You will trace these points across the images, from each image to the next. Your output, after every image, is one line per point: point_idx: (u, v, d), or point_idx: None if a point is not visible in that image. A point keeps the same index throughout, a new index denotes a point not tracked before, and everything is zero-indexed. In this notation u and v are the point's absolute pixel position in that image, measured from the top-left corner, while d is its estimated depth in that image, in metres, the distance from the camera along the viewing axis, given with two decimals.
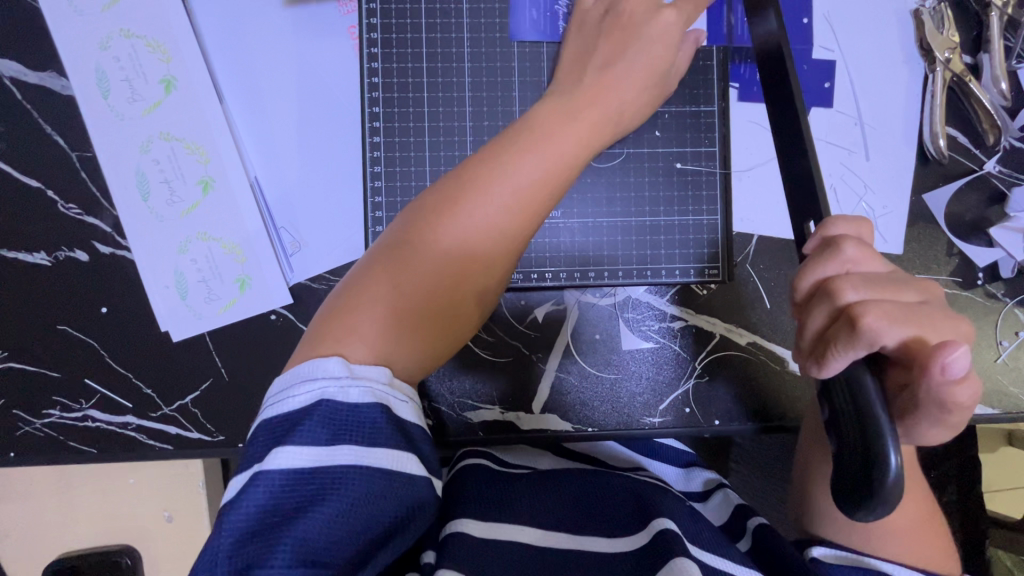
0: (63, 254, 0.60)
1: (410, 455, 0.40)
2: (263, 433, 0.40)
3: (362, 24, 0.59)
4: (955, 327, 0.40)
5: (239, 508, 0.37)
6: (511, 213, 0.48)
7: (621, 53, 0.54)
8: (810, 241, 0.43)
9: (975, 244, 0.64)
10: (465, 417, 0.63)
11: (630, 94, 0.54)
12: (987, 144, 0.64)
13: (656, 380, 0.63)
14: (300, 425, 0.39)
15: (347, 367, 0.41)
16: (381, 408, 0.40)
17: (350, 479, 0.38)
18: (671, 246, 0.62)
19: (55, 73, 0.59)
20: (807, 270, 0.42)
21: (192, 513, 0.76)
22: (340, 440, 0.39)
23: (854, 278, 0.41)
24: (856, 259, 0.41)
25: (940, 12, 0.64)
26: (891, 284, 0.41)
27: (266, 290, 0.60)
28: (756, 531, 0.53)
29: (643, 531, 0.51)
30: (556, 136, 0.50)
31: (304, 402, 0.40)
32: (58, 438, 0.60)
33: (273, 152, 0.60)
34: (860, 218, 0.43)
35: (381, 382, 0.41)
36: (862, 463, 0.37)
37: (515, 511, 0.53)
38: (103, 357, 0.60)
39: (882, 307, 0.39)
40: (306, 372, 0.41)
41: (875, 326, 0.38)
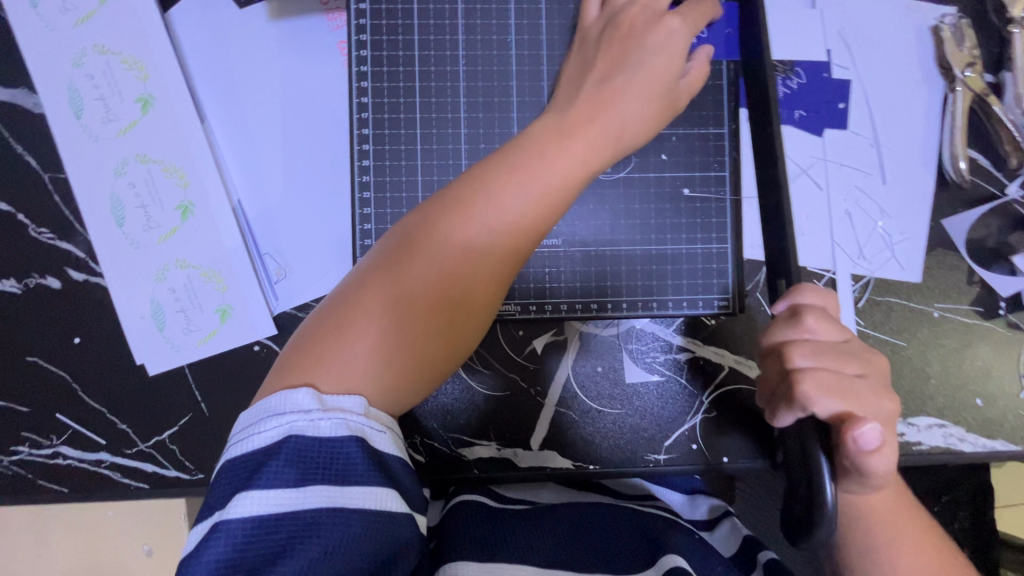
0: (34, 281, 0.57)
1: (389, 491, 0.37)
2: (226, 477, 0.37)
3: (350, 40, 0.56)
4: (882, 404, 0.42)
5: (202, 559, 0.35)
6: (497, 242, 0.44)
7: (620, 65, 0.50)
8: (777, 304, 0.45)
9: (997, 273, 0.61)
10: (459, 453, 0.59)
11: (632, 112, 0.49)
12: (1010, 166, 0.61)
13: (661, 414, 0.60)
14: (266, 466, 0.36)
15: (319, 398, 0.38)
16: (354, 442, 0.37)
17: (322, 522, 0.35)
18: (678, 274, 0.59)
19: (26, 90, 0.56)
20: (772, 331, 0.44)
21: (175, 547, 0.72)
22: (310, 481, 0.36)
23: (811, 346, 0.43)
24: (816, 329, 0.43)
25: (960, 28, 0.61)
26: (839, 356, 0.42)
27: (248, 320, 0.57)
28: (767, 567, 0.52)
29: (652, 568, 0.49)
30: (549, 157, 0.46)
31: (269, 440, 0.37)
32: (27, 475, 0.57)
33: (258, 176, 0.57)
34: (826, 291, 0.44)
35: (356, 414, 0.38)
36: (806, 506, 0.39)
37: (513, 547, 0.49)
38: (75, 391, 0.57)
39: (817, 379, 0.41)
40: (274, 407, 0.38)
41: (813, 395, 0.41)
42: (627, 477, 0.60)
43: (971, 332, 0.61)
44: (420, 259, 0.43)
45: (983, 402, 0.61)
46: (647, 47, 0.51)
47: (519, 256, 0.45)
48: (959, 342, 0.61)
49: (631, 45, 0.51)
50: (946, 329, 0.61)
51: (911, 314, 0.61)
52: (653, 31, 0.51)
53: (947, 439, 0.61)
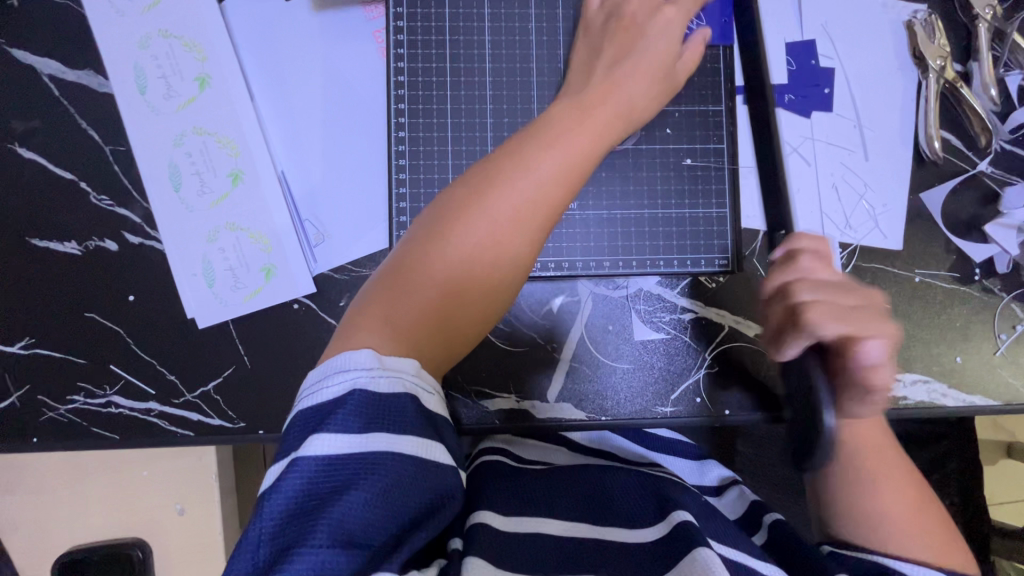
0: (93, 244, 0.62)
1: (438, 443, 0.42)
2: (300, 421, 0.41)
3: (388, 26, 0.62)
4: (883, 327, 0.49)
5: (279, 492, 0.39)
6: (532, 215, 0.49)
7: (627, 53, 0.58)
8: (777, 252, 0.52)
9: (972, 241, 0.67)
10: (481, 405, 0.64)
11: (639, 91, 0.57)
12: (979, 145, 0.68)
13: (668, 370, 0.65)
14: (333, 415, 0.40)
15: (378, 358, 0.42)
16: (409, 398, 0.42)
17: (382, 465, 0.40)
18: (682, 237, 0.65)
19: (92, 71, 0.62)
20: (772, 274, 0.51)
21: (206, 506, 0.76)
22: (372, 429, 0.40)
23: (809, 282, 0.49)
24: (811, 268, 0.50)
25: (931, 24, 0.68)
26: (839, 289, 0.49)
27: (290, 279, 0.62)
28: (771, 528, 0.57)
29: (662, 523, 0.51)
30: (572, 135, 0.52)
31: (335, 392, 0.42)
32: (81, 423, 0.61)
33: (302, 147, 0.63)
34: (818, 237, 0.52)
35: (410, 374, 0.43)
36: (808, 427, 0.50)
37: (536, 505, 0.54)
38: (128, 344, 0.61)
39: (823, 309, 0.48)
40: (338, 365, 0.42)
41: (817, 320, 0.48)
42: (636, 428, 0.65)
43: (949, 296, 0.67)
44: (462, 234, 0.48)
45: (962, 360, 0.67)
46: (648, 36, 0.58)
47: (552, 221, 0.51)
48: (939, 304, 0.67)
49: (636, 41, 0.58)
50: (926, 293, 0.67)
51: (894, 279, 0.67)
52: (652, 23, 0.59)
53: (931, 393, 0.66)
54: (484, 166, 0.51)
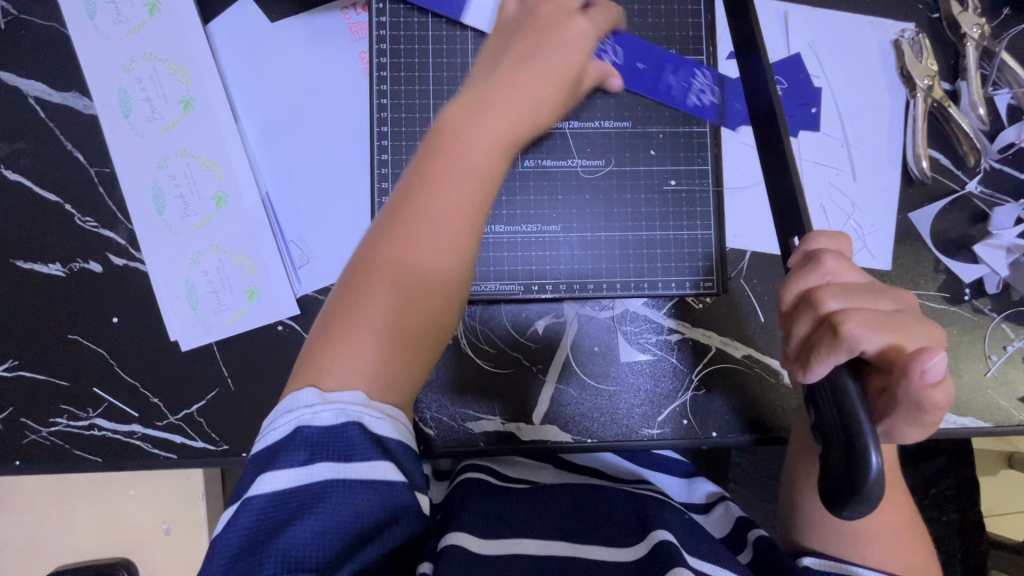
0: (78, 265, 0.62)
1: (389, 466, 0.41)
2: (251, 462, 0.42)
3: (372, 49, 0.63)
4: (930, 333, 0.43)
5: (228, 533, 0.39)
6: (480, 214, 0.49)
7: (535, 51, 0.54)
8: (794, 255, 0.47)
9: (961, 261, 0.67)
10: (467, 427, 0.64)
11: (557, 56, 0.55)
12: (968, 165, 0.67)
13: (653, 392, 0.64)
14: (280, 453, 0.41)
15: (320, 395, 0.42)
16: (354, 427, 0.41)
17: (330, 494, 0.40)
18: (667, 259, 0.65)
19: (78, 93, 0.62)
20: (792, 281, 0.46)
21: (192, 526, 0.76)
22: (317, 462, 0.40)
23: (836, 288, 0.44)
24: (836, 272, 0.45)
25: (919, 42, 0.68)
26: (868, 294, 0.44)
27: (274, 301, 0.62)
28: (756, 547, 0.55)
29: (643, 542, 0.52)
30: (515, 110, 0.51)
31: (282, 430, 0.42)
32: (63, 446, 0.61)
33: (285, 169, 0.63)
34: (839, 236, 0.47)
35: (355, 404, 0.42)
36: (845, 468, 0.38)
37: (514, 522, 0.54)
38: (112, 366, 0.61)
39: (860, 315, 0.42)
40: (284, 405, 0.42)
41: (856, 332, 0.41)
42: (622, 450, 0.65)
43: (939, 316, 0.66)
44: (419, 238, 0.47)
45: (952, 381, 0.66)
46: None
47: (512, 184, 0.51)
48: None
49: (544, 34, 0.55)
50: None
51: None
52: None
53: None
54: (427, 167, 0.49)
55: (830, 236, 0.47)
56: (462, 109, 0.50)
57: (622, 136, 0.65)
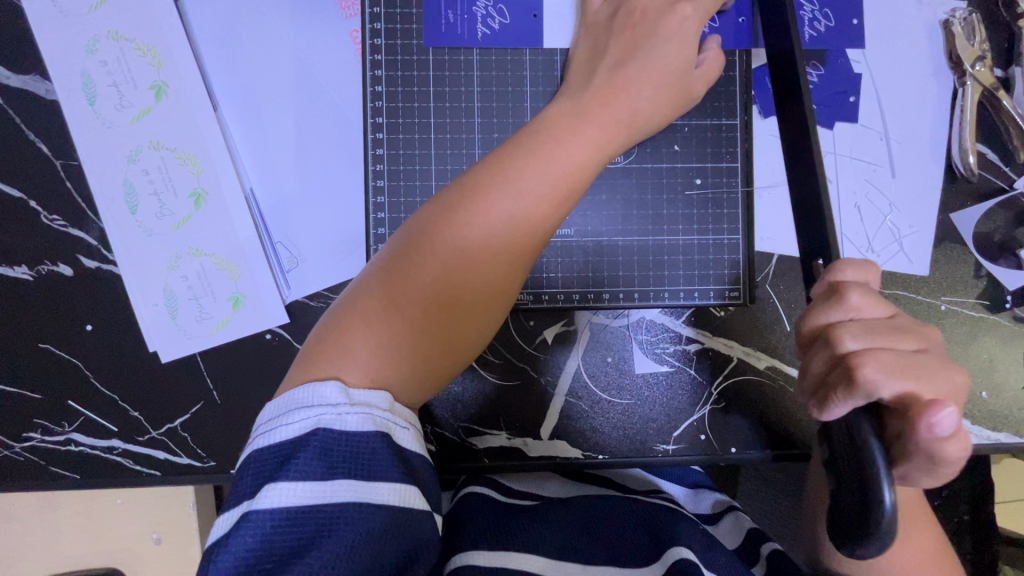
0: (46, 268, 0.57)
1: (412, 487, 0.38)
2: (254, 466, 0.37)
3: (365, 29, 0.56)
4: (952, 377, 0.39)
5: (228, 552, 0.35)
6: (518, 223, 0.44)
7: (635, 51, 0.51)
8: (817, 285, 0.43)
9: (1004, 266, 0.62)
10: (469, 441, 0.60)
11: (653, 90, 0.51)
12: (1017, 161, 0.62)
13: (670, 406, 0.60)
14: (293, 458, 0.36)
15: (346, 393, 0.38)
16: (380, 438, 0.38)
17: (347, 516, 0.35)
18: (688, 265, 0.60)
19: (38, 77, 0.56)
20: (811, 314, 0.41)
21: (183, 535, 0.72)
22: (337, 474, 0.36)
23: (857, 326, 0.40)
24: (861, 307, 0.40)
25: (971, 23, 0.61)
26: (891, 333, 0.40)
27: (261, 308, 0.57)
28: (770, 560, 0.52)
29: (659, 563, 0.48)
30: (581, 127, 0.47)
31: (297, 431, 0.37)
32: (39, 461, 0.57)
33: (270, 163, 0.57)
34: (868, 264, 0.41)
35: (381, 409, 0.39)
36: (859, 502, 0.35)
37: (524, 537, 0.49)
38: (87, 378, 0.57)
39: (880, 359, 0.38)
40: (301, 399, 0.38)
41: (877, 377, 0.37)
42: (635, 467, 0.61)
43: (977, 325, 0.62)
44: (450, 234, 0.44)
45: (988, 394, 0.62)
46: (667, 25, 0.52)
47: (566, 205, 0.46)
48: (965, 335, 0.62)
49: (649, 42, 0.51)
50: (952, 322, 0.62)
51: (918, 307, 0.62)
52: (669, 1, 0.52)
53: None
54: (478, 165, 0.47)
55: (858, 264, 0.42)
56: (541, 122, 0.48)
57: None
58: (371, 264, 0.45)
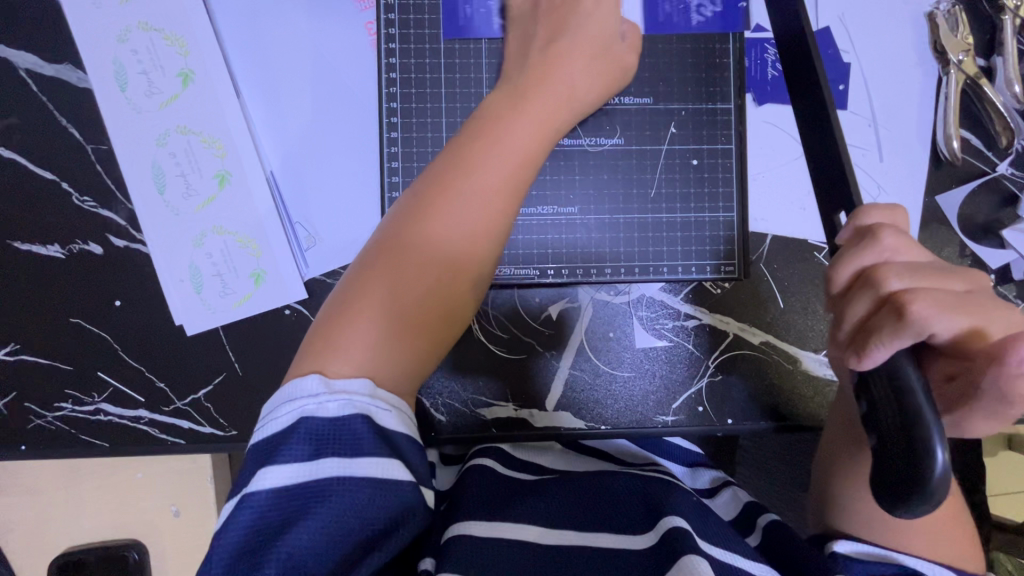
0: (77, 247, 0.60)
1: (395, 461, 0.40)
2: (250, 457, 0.40)
3: (380, 19, 0.60)
4: (1008, 316, 0.39)
5: (229, 531, 0.38)
6: (492, 202, 0.48)
7: (564, 26, 0.56)
8: (843, 231, 0.44)
9: (987, 247, 0.65)
10: (478, 413, 0.63)
11: (581, 72, 0.55)
12: (999, 146, 0.65)
13: (669, 378, 0.63)
14: (281, 446, 0.39)
15: (326, 383, 0.41)
16: (360, 419, 0.40)
17: (334, 491, 0.38)
18: (687, 242, 0.63)
19: (71, 66, 0.59)
20: (845, 258, 0.42)
21: (201, 509, 0.75)
22: (323, 454, 0.39)
23: (900, 266, 0.40)
24: (895, 249, 0.41)
25: (955, 15, 0.64)
26: (935, 273, 0.40)
27: (280, 284, 0.60)
28: (767, 530, 0.55)
29: (652, 531, 0.52)
30: (529, 107, 0.51)
31: (285, 423, 0.40)
32: (70, 430, 0.60)
33: (290, 146, 0.60)
34: (895, 206, 0.43)
35: (361, 394, 0.41)
36: (903, 459, 0.36)
37: (522, 507, 0.53)
38: (116, 350, 0.60)
39: (931, 296, 0.39)
40: (287, 393, 0.41)
41: (928, 312, 0.38)
42: (636, 437, 0.64)
43: None
44: (425, 225, 0.47)
45: None
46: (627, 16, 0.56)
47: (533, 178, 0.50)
48: None
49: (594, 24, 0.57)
50: None
51: None
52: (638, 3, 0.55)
53: None
54: (438, 160, 0.49)
55: (883, 208, 0.43)
56: (497, 110, 0.51)
57: (643, 113, 0.62)
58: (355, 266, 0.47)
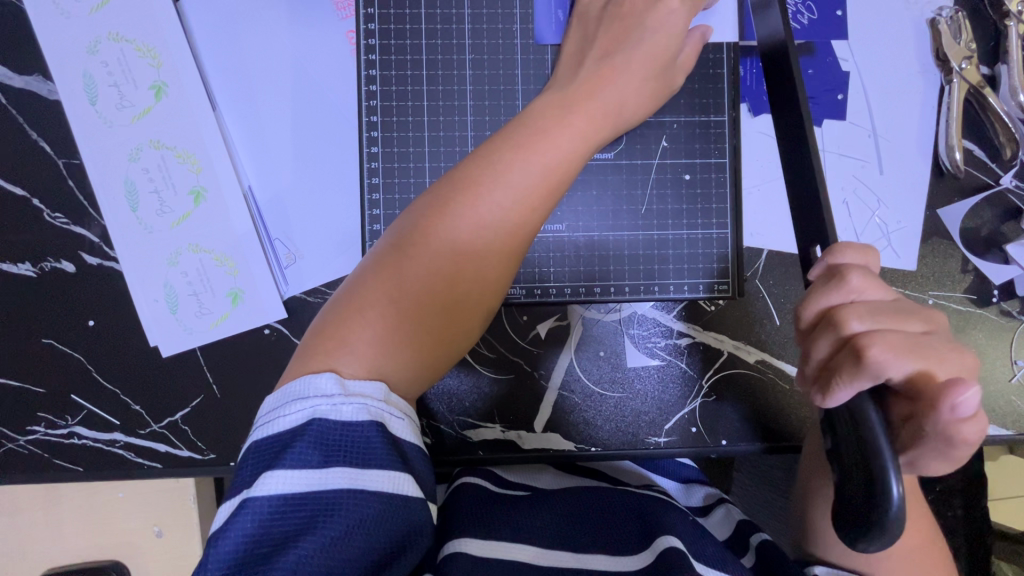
0: (49, 265, 0.58)
1: (405, 475, 0.38)
2: (254, 455, 0.38)
3: (359, 29, 0.57)
4: (962, 360, 0.39)
5: (226, 538, 0.36)
6: (509, 215, 0.46)
7: (620, 44, 0.52)
8: (815, 268, 0.43)
9: (991, 261, 0.63)
10: (465, 435, 0.61)
11: (634, 89, 0.52)
12: (1003, 157, 0.63)
13: (661, 399, 0.61)
14: (290, 448, 0.37)
15: (341, 384, 0.39)
16: (374, 427, 0.38)
17: (342, 503, 0.36)
18: (679, 260, 0.61)
19: (41, 78, 0.57)
20: (811, 298, 0.42)
21: (184, 528, 0.73)
22: (333, 462, 0.37)
23: (861, 308, 0.40)
24: (862, 290, 0.40)
25: (957, 21, 0.62)
26: (897, 314, 0.40)
27: (259, 304, 0.58)
28: (759, 549, 0.52)
29: (647, 551, 0.49)
30: (566, 118, 0.48)
31: (294, 422, 0.38)
32: (43, 454, 0.58)
33: (267, 161, 0.58)
34: (868, 247, 0.42)
35: (376, 399, 0.39)
36: (863, 490, 0.35)
37: (515, 525, 0.50)
38: (89, 372, 0.58)
39: (888, 340, 0.38)
40: (298, 391, 0.39)
41: (883, 357, 0.38)
42: (628, 459, 0.62)
43: (965, 319, 0.63)
44: (437, 230, 0.45)
45: None
46: (647, 25, 0.53)
47: (556, 195, 0.48)
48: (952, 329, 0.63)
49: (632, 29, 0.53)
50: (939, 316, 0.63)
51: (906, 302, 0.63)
52: (653, 11, 0.53)
53: None
54: (461, 163, 0.48)
55: (858, 248, 0.42)
56: (531, 118, 0.49)
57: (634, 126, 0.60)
58: (364, 260, 0.46)
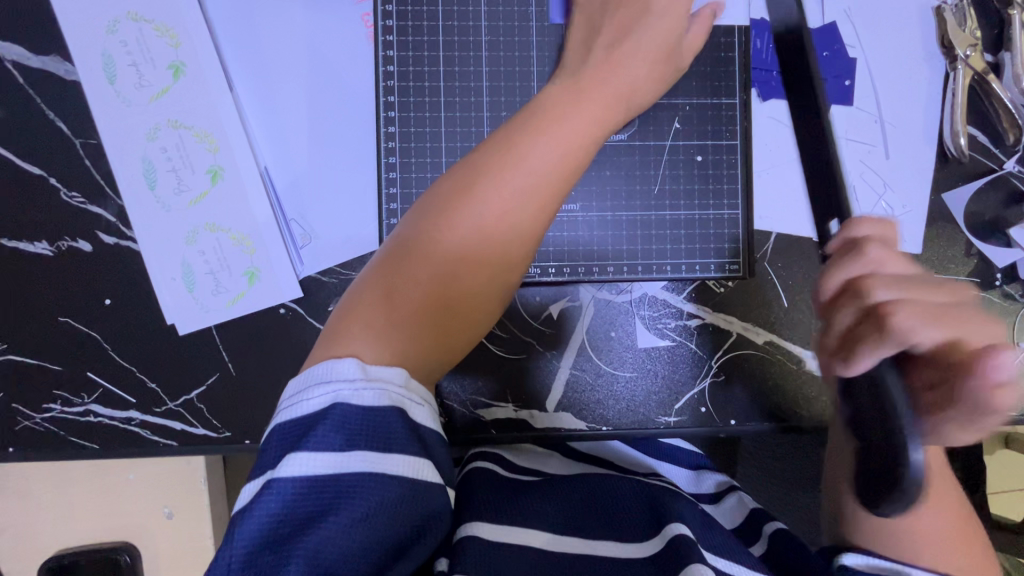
0: (66, 244, 0.58)
1: (425, 460, 0.39)
2: (277, 438, 0.38)
3: (377, 11, 0.58)
4: (992, 330, 0.39)
5: (249, 518, 0.36)
6: (521, 200, 0.46)
7: (627, 31, 0.53)
8: (834, 242, 0.45)
9: (994, 245, 0.64)
10: (477, 414, 0.62)
11: (643, 72, 0.52)
12: (1007, 143, 0.64)
13: (671, 379, 0.62)
14: (313, 431, 0.38)
15: (362, 368, 0.39)
16: (395, 412, 0.39)
17: (363, 486, 0.37)
18: (690, 240, 0.62)
19: (58, 57, 0.57)
20: (832, 269, 0.43)
21: (194, 510, 0.74)
22: (356, 446, 0.37)
23: (884, 277, 0.41)
24: (882, 260, 0.42)
25: (962, 9, 0.63)
26: (922, 283, 0.41)
27: (275, 283, 0.58)
28: (772, 538, 0.52)
29: (659, 537, 0.49)
30: (578, 103, 0.49)
31: (316, 405, 0.39)
32: (59, 432, 0.58)
33: (284, 141, 0.59)
34: (885, 219, 0.44)
35: (395, 384, 0.40)
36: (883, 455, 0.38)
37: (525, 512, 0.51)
38: (105, 350, 0.58)
39: (911, 307, 0.40)
40: (320, 374, 0.39)
41: (908, 322, 0.39)
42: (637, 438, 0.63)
43: None
44: (449, 218, 0.45)
45: None
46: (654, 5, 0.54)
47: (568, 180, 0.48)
48: None
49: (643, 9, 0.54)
50: None
51: None
52: None
53: None
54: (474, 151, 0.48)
55: (874, 221, 0.44)
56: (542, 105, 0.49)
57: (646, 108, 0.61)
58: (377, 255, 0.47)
